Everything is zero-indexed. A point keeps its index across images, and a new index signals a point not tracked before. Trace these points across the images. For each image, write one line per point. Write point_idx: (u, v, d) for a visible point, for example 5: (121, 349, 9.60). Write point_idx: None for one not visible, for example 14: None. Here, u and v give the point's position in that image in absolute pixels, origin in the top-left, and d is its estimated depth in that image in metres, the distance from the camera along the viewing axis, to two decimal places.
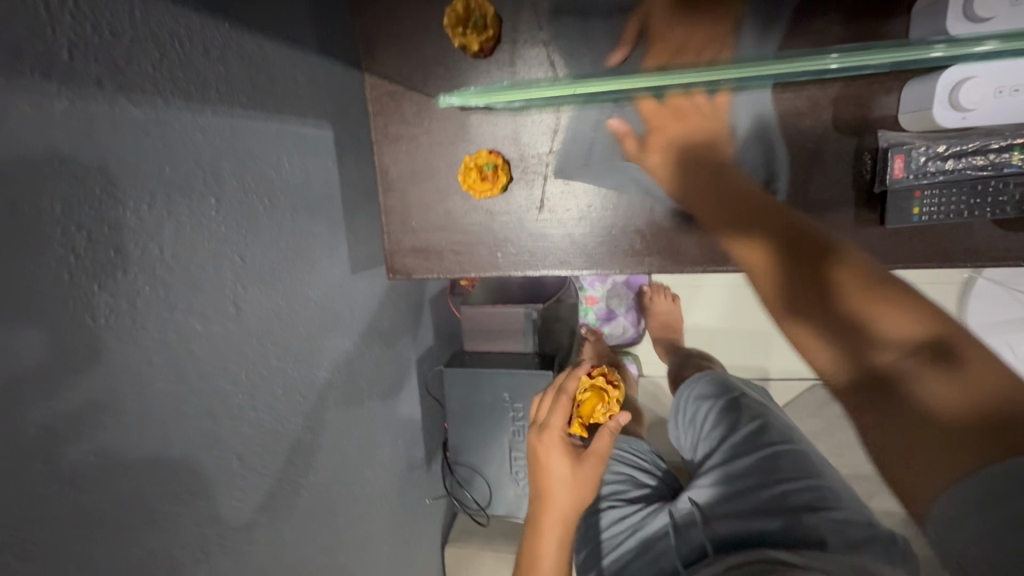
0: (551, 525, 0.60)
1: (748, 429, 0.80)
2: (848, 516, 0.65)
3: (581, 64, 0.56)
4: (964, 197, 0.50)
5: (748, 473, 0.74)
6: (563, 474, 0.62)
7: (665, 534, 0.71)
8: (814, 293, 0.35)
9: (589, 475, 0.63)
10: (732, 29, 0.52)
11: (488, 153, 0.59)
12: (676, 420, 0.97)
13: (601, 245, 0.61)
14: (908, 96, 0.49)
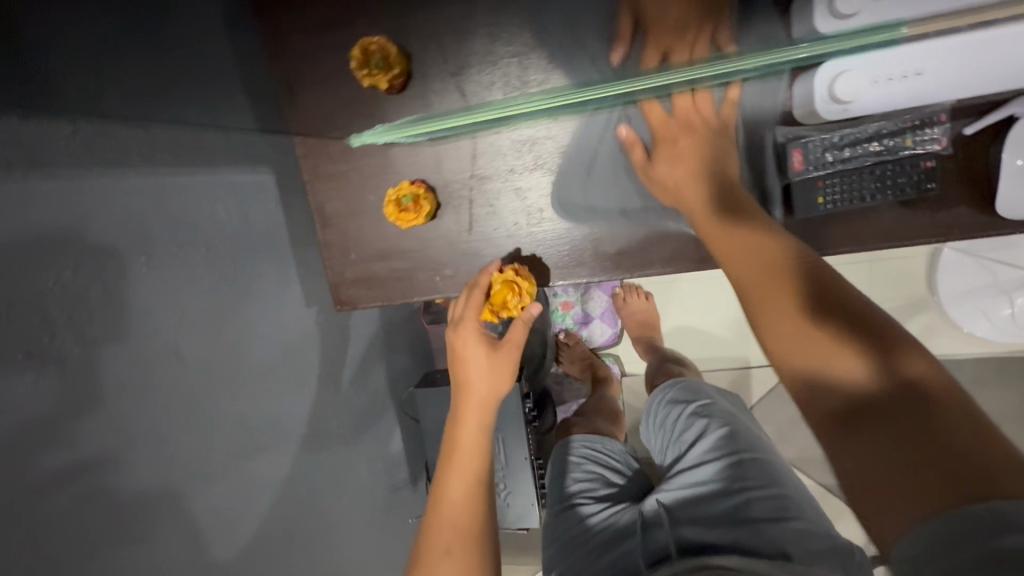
0: (469, 415, 0.62)
1: (717, 436, 0.80)
2: (806, 530, 0.65)
3: (490, 88, 0.58)
4: (863, 182, 0.52)
5: (713, 481, 0.74)
6: (478, 358, 0.62)
7: (625, 538, 0.71)
8: (802, 333, 0.40)
9: (504, 361, 0.63)
10: (626, 42, 0.54)
11: (408, 183, 0.60)
12: (652, 423, 0.98)
13: (532, 260, 0.62)
14: (799, 89, 0.50)
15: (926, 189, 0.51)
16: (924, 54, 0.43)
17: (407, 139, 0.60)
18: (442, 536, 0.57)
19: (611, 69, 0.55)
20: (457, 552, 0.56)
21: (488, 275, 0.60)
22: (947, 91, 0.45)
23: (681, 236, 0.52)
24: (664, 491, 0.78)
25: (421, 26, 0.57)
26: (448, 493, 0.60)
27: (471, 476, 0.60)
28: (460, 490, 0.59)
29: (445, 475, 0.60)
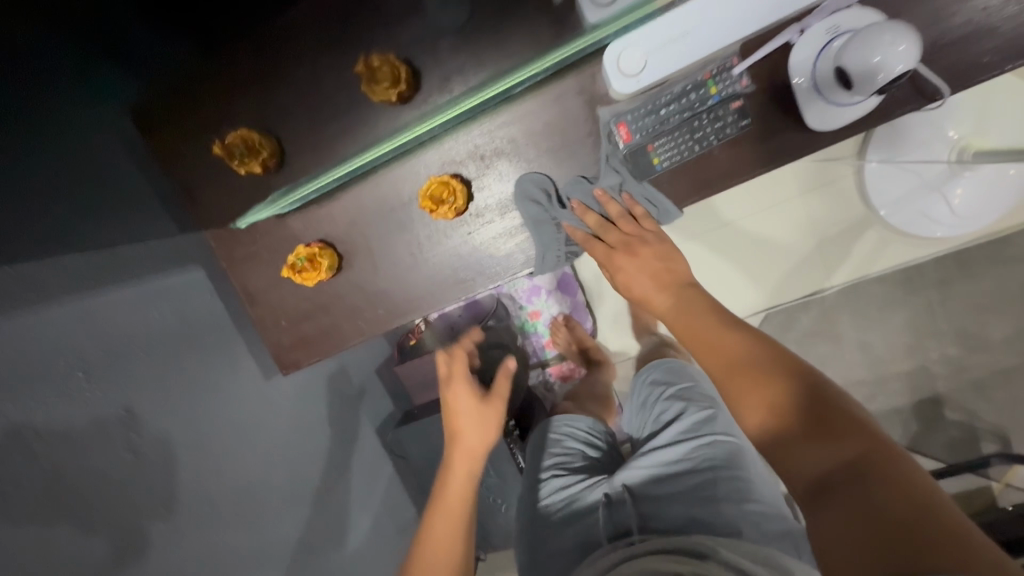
0: (471, 434, 0.76)
1: (693, 419, 0.80)
2: (765, 513, 0.69)
3: (352, 143, 0.64)
4: (685, 136, 0.57)
5: (682, 465, 0.75)
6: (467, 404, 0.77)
7: (587, 514, 0.76)
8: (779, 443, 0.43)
9: (492, 412, 0.78)
10: (453, 70, 0.59)
11: (300, 247, 0.66)
12: (631, 402, 0.96)
13: (437, 282, 0.67)
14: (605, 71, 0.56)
15: (743, 126, 0.55)
16: (682, 18, 0.50)
17: (293, 205, 0.67)
18: None
19: (446, 98, 0.60)
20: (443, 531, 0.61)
21: (426, 182, 0.61)
22: (721, 39, 0.50)
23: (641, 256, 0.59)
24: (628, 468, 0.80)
25: (278, 108, 0.64)
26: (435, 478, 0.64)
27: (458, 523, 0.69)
28: (448, 528, 0.69)
29: (454, 440, 0.76)
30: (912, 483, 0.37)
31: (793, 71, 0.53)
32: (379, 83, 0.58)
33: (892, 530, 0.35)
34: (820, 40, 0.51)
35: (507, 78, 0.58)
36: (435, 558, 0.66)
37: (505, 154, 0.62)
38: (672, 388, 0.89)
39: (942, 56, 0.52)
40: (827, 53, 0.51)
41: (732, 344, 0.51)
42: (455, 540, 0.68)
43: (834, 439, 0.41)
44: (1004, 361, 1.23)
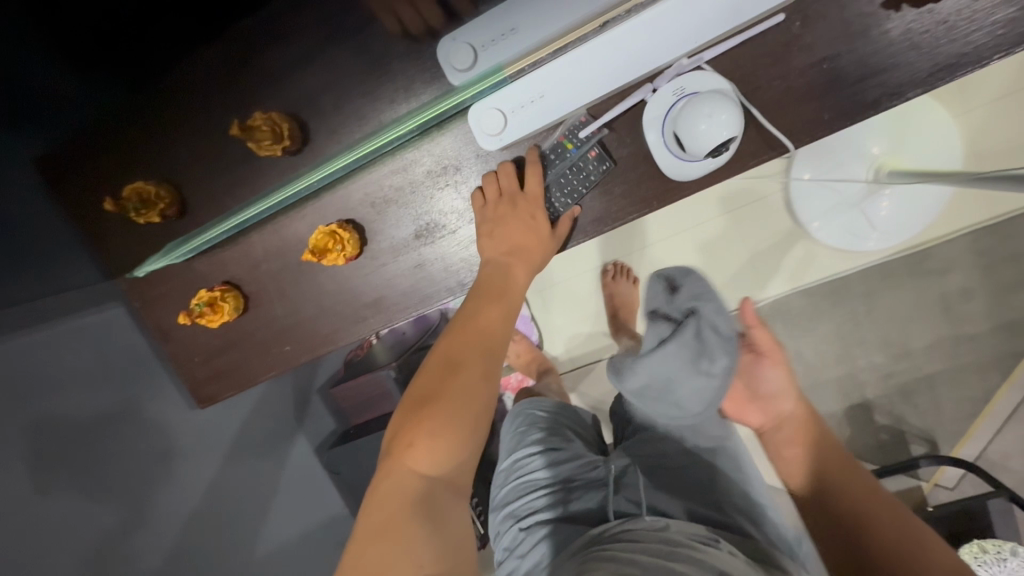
0: (468, 337, 0.57)
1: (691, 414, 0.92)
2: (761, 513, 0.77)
3: (248, 192, 0.66)
4: (554, 185, 0.60)
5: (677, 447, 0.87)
6: (530, 211, 0.59)
7: (589, 485, 0.85)
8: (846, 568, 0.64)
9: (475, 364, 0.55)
10: (337, 125, 0.62)
11: (197, 295, 0.68)
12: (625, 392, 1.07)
13: (340, 321, 0.70)
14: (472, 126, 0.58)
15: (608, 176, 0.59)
16: (535, 83, 0.53)
17: (193, 251, 0.69)
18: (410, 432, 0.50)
19: (333, 151, 0.63)
20: (419, 447, 0.50)
21: (317, 231, 0.64)
22: (573, 102, 0.53)
23: (510, 224, 0.59)
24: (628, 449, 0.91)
25: (176, 160, 0.67)
26: (427, 404, 0.52)
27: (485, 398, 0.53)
28: (457, 407, 0.51)
29: (459, 334, 0.57)
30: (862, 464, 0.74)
31: (647, 126, 0.56)
32: (262, 141, 0.60)
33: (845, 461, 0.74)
34: (668, 100, 0.54)
35: (380, 134, 0.61)
36: (418, 451, 0.50)
37: (390, 201, 0.65)
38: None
39: (786, 110, 0.56)
40: (672, 113, 0.54)
41: (779, 371, 0.87)
42: (449, 453, 0.50)
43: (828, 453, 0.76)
44: (926, 367, 1.28)
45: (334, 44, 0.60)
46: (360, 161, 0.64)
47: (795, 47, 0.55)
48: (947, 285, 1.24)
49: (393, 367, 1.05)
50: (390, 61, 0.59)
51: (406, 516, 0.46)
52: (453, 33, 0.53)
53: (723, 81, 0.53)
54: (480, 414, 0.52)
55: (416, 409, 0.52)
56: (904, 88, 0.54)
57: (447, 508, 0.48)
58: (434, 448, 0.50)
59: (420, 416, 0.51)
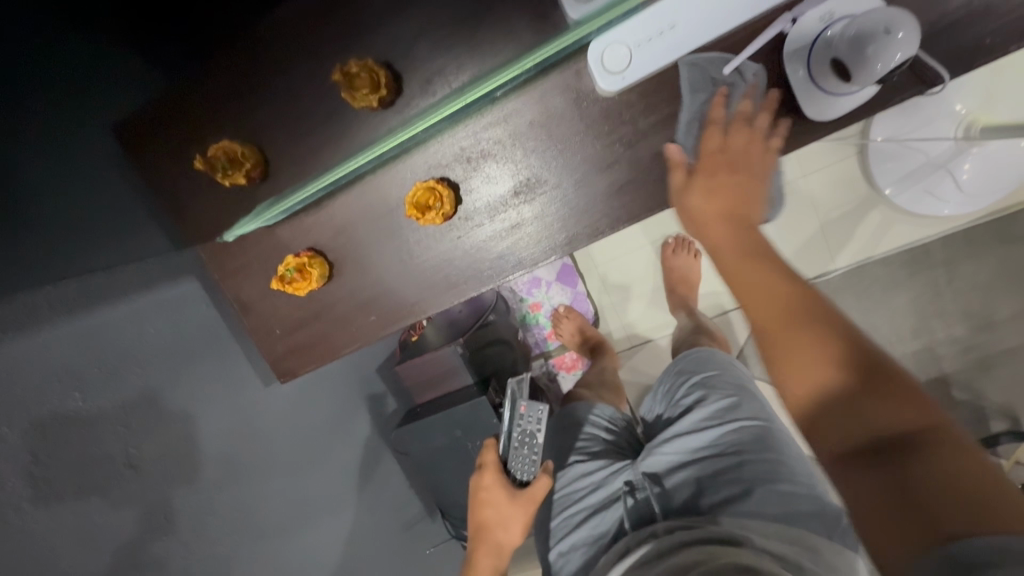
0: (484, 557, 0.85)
1: (720, 404, 0.82)
2: (795, 493, 0.71)
3: (335, 151, 0.63)
4: (669, 134, 0.55)
5: (701, 442, 0.80)
6: (500, 499, 0.83)
7: (609, 502, 0.82)
8: (865, 487, 0.41)
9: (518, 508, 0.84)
10: (435, 74, 0.58)
11: (287, 259, 0.66)
12: (659, 386, 0.98)
13: (430, 287, 0.67)
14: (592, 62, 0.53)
15: (732, 121, 0.53)
16: (666, 11, 0.50)
17: (275, 217, 0.67)
18: None
19: (428, 103, 0.59)
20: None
21: (414, 185, 0.61)
22: (705, 31, 0.50)
23: (722, 180, 0.53)
24: (653, 450, 0.84)
25: (260, 119, 0.63)
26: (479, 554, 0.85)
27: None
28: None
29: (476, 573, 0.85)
30: (942, 430, 0.40)
31: (787, 60, 0.50)
32: (358, 90, 0.58)
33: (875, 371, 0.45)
34: (813, 28, 0.49)
35: (481, 83, 0.57)
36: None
37: (488, 157, 0.61)
38: (706, 372, 0.90)
39: (938, 38, 0.51)
40: (822, 42, 0.49)
41: (810, 353, 0.47)
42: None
43: (838, 359, 0.46)
44: (1010, 339, 1.22)
45: None
46: (456, 113, 0.59)
47: None
48: None
49: (461, 343, 1.01)
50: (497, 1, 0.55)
51: None
52: None
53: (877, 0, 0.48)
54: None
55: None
56: None
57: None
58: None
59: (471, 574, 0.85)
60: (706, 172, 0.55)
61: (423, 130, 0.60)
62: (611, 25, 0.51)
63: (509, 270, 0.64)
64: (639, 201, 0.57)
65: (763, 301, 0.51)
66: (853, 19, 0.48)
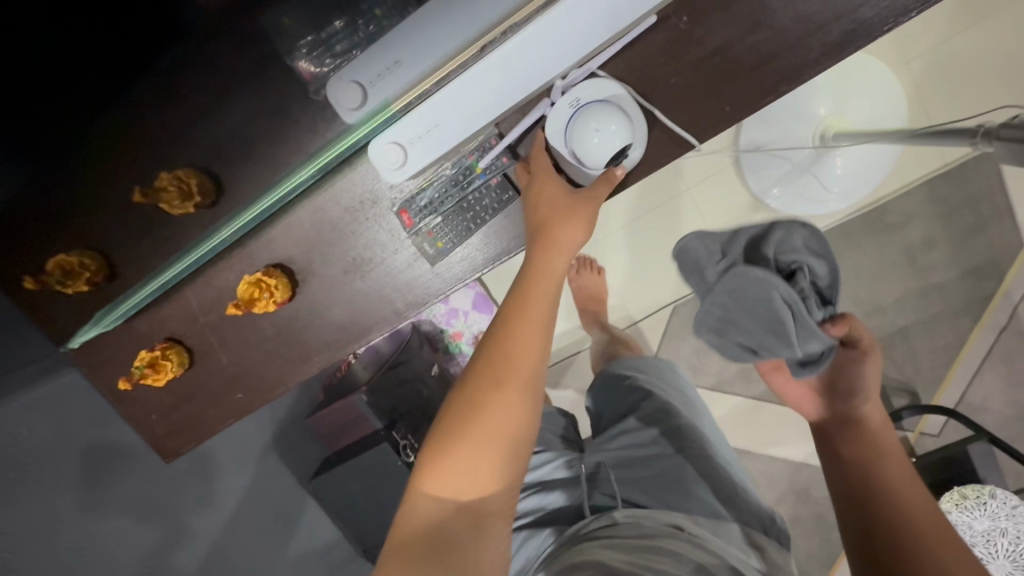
0: (523, 336, 0.55)
1: (659, 407, 0.93)
2: (728, 492, 0.82)
3: (170, 250, 0.66)
4: (463, 216, 0.61)
5: (647, 439, 0.90)
6: (555, 204, 0.56)
7: (567, 484, 0.89)
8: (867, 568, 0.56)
9: (569, 240, 0.56)
10: (249, 175, 0.62)
11: (142, 353, 0.69)
12: (601, 393, 1.07)
13: (286, 363, 0.70)
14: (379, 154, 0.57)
15: (511, 197, 0.60)
16: (429, 113, 0.53)
17: (123, 317, 0.70)
18: (472, 508, 0.51)
19: (244, 202, 0.63)
20: (437, 479, 0.51)
21: (242, 281, 0.65)
22: (469, 126, 0.54)
23: (552, 254, 0.56)
24: (604, 444, 0.94)
25: (97, 228, 0.66)
26: (480, 390, 0.54)
27: (536, 369, 0.55)
28: (498, 438, 0.52)
29: (502, 342, 0.55)
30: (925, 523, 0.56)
31: (549, 136, 0.57)
32: (171, 200, 0.61)
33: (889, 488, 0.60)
34: (565, 112, 0.55)
35: (287, 185, 0.62)
36: (450, 480, 0.51)
37: (314, 244, 0.65)
38: (638, 375, 1.01)
39: (684, 106, 0.55)
40: (571, 124, 0.55)
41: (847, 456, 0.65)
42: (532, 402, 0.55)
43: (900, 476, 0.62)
44: (897, 321, 1.29)
45: (233, 92, 0.60)
46: (275, 208, 0.64)
47: (687, 41, 0.54)
48: (908, 238, 1.24)
49: (365, 392, 1.04)
50: (291, 104, 0.59)
51: (411, 545, 0.49)
52: (339, 71, 0.52)
53: (617, 86, 0.55)
54: (516, 436, 0.53)
55: (445, 434, 0.53)
56: (800, 71, 0.53)
57: (477, 545, 0.50)
58: (452, 484, 0.51)
59: (434, 463, 0.52)
60: (511, 242, 0.61)
61: (246, 227, 0.64)
62: (379, 129, 0.55)
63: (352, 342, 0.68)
64: (457, 274, 0.63)
65: (503, 368, 0.54)
66: (593, 107, 0.54)
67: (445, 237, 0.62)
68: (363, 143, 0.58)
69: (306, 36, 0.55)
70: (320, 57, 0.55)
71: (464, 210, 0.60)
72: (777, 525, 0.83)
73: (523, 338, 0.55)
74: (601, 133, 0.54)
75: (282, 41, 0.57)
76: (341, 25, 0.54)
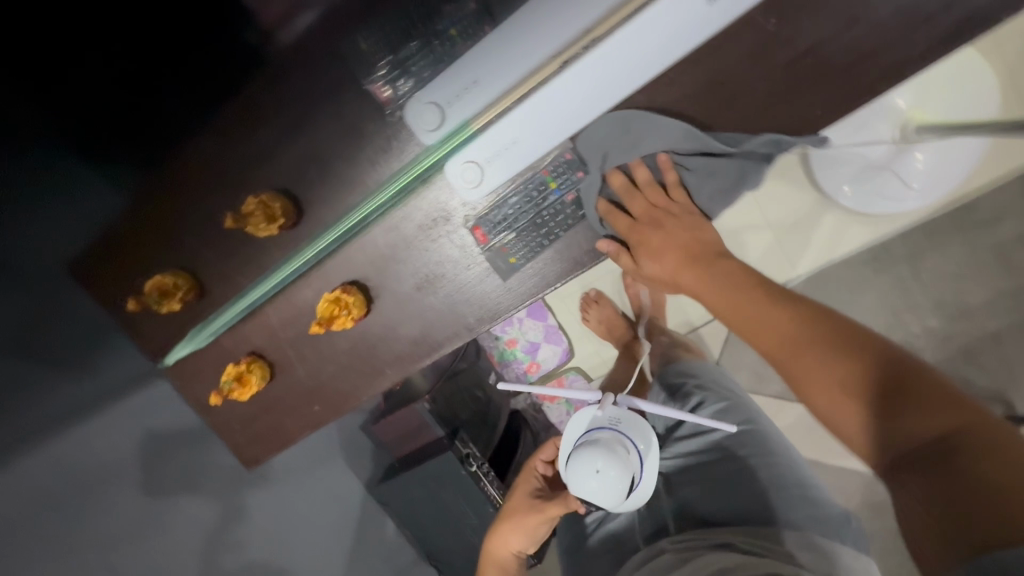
0: None
1: (718, 409, 0.84)
2: (804, 498, 0.72)
3: (253, 270, 0.69)
4: (535, 233, 0.60)
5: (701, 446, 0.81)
6: (519, 508, 0.80)
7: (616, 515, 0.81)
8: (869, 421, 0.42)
9: (532, 519, 0.78)
10: (328, 195, 0.64)
11: (230, 366, 0.73)
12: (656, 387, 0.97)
13: (358, 374, 0.72)
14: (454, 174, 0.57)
15: (585, 213, 0.59)
16: (504, 131, 0.53)
17: (211, 333, 0.74)
18: None
19: (323, 222, 0.65)
20: None
21: (322, 298, 0.67)
22: (545, 142, 0.54)
23: (513, 519, 0.80)
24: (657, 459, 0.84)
25: (190, 250, 0.71)
26: None
27: None
28: None
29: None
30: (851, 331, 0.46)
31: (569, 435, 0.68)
32: (257, 222, 0.64)
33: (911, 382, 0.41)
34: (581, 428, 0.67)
35: (366, 203, 0.64)
36: None
37: (388, 261, 0.66)
38: (689, 380, 0.94)
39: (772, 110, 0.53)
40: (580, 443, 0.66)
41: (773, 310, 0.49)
42: None
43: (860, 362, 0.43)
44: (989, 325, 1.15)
45: (312, 118, 0.62)
46: (351, 228, 0.66)
47: (775, 44, 0.51)
48: (999, 236, 1.11)
49: (427, 400, 1.05)
50: (367, 126, 0.60)
51: None
52: (418, 94, 0.53)
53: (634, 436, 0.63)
54: None
55: None
56: (903, 68, 0.49)
57: None
58: None
59: None
60: (589, 256, 0.60)
61: (325, 246, 0.67)
62: (455, 149, 0.55)
63: (424, 356, 0.69)
64: (531, 290, 0.62)
65: None
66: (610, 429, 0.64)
67: (518, 253, 0.61)
68: (437, 163, 0.59)
69: (385, 59, 0.56)
70: (396, 79, 0.56)
71: (537, 227, 0.60)
72: (853, 528, 0.72)
73: None
74: (596, 481, 0.61)
75: (360, 67, 0.58)
76: (417, 48, 0.54)
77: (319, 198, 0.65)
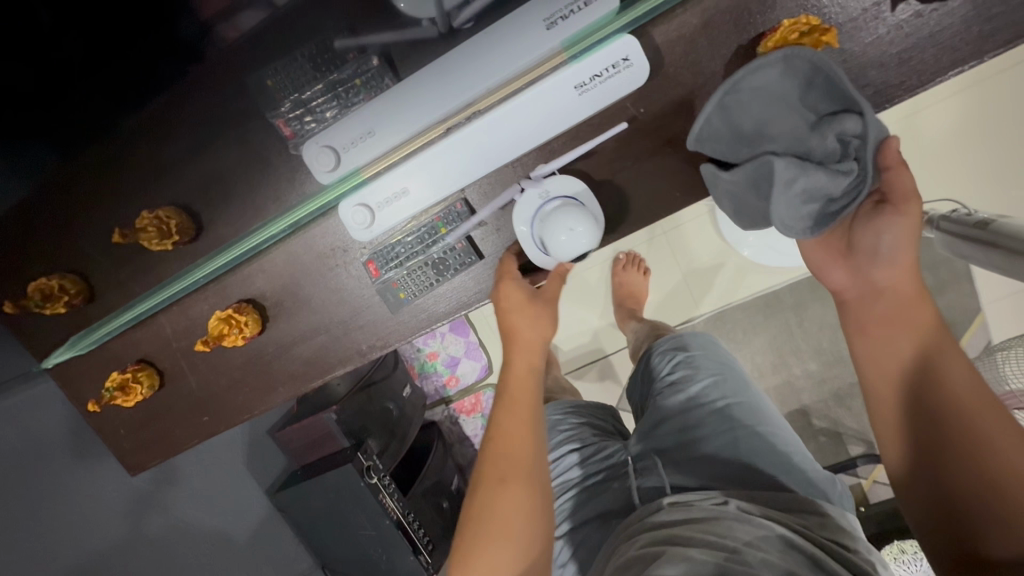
0: (505, 456, 0.60)
1: (702, 387, 0.76)
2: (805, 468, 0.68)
3: (146, 280, 0.70)
4: (426, 272, 0.64)
5: (676, 422, 0.74)
6: (518, 298, 0.61)
7: (612, 481, 0.74)
8: (906, 418, 0.47)
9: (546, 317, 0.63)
10: (228, 215, 0.66)
11: (115, 373, 0.72)
12: (649, 359, 0.88)
13: (248, 388, 0.73)
14: (346, 212, 0.60)
15: (472, 259, 0.64)
16: (395, 179, 0.57)
17: (100, 338, 0.73)
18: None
19: (219, 241, 0.67)
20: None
21: (215, 314, 0.68)
22: (435, 194, 0.58)
23: (521, 326, 0.63)
24: (646, 431, 0.77)
25: (83, 254, 0.70)
26: (494, 500, 0.58)
27: (539, 514, 0.59)
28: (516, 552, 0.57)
29: (486, 468, 0.60)
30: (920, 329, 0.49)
31: (519, 222, 0.61)
32: (150, 236, 0.64)
33: (934, 392, 0.46)
34: (536, 202, 0.59)
35: (269, 227, 0.65)
36: None
37: (284, 284, 0.68)
38: (680, 354, 0.83)
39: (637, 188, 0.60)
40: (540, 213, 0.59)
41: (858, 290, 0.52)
42: (536, 504, 0.59)
43: (916, 407, 0.47)
44: None
45: (213, 141, 0.64)
46: (248, 249, 0.67)
47: (642, 131, 0.58)
48: None
49: (335, 410, 1.05)
50: (270, 155, 0.62)
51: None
52: (315, 136, 0.56)
53: (577, 184, 0.59)
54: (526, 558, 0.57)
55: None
56: None
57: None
58: None
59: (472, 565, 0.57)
60: (477, 298, 0.65)
61: (221, 264, 0.68)
62: (348, 193, 0.59)
63: (315, 376, 0.71)
64: (419, 323, 0.67)
65: (502, 459, 0.60)
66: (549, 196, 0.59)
67: (409, 288, 0.65)
68: (334, 202, 0.62)
69: (288, 97, 0.58)
70: (299, 117, 0.59)
71: (429, 268, 0.64)
72: (836, 488, 0.70)
73: (498, 467, 0.60)
74: (565, 236, 0.56)
75: (263, 99, 0.59)
76: (319, 91, 0.57)
77: (218, 215, 0.66)
